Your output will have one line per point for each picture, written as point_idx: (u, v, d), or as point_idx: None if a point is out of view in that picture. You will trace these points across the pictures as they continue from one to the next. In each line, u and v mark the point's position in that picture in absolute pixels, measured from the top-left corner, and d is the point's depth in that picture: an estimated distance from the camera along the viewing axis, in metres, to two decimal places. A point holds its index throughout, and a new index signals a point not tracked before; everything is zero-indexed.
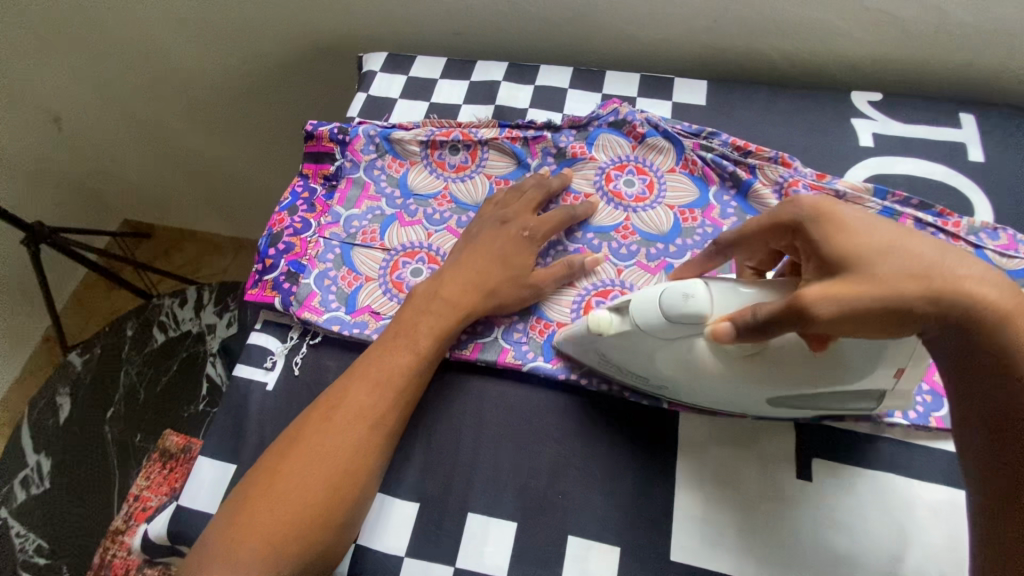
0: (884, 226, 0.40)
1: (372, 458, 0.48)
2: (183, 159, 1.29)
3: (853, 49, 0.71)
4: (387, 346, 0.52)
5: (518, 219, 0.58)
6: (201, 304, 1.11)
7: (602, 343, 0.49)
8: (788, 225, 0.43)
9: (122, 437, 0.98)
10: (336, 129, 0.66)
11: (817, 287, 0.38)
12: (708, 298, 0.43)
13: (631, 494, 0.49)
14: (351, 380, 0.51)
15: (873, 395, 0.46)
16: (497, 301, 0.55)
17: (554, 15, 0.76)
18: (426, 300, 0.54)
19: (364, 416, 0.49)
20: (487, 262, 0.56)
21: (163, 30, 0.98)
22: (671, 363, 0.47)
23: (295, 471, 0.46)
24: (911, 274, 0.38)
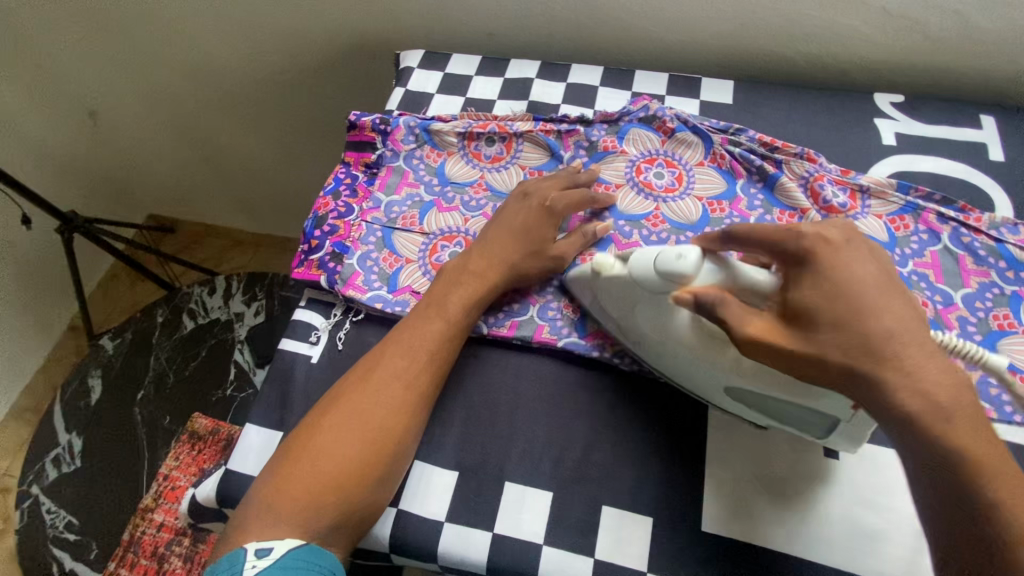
0: (858, 291, 0.41)
1: (410, 416, 0.51)
2: (211, 154, 1.33)
3: (873, 52, 0.73)
4: (421, 314, 0.55)
5: (541, 195, 0.60)
6: (230, 292, 1.12)
7: (597, 286, 0.53)
8: (780, 254, 0.43)
9: (151, 419, 1.01)
10: (378, 119, 0.69)
11: (758, 324, 0.42)
12: (696, 264, 0.44)
13: (662, 468, 0.51)
14: (385, 346, 0.53)
15: (827, 425, 0.46)
16: (517, 275, 0.57)
17: (584, 17, 0.79)
18: (458, 272, 0.57)
19: (399, 378, 0.51)
20: (510, 239, 0.58)
21: (203, 26, 1.01)
22: (651, 323, 0.49)
23: (334, 427, 0.49)
24: (849, 348, 0.40)
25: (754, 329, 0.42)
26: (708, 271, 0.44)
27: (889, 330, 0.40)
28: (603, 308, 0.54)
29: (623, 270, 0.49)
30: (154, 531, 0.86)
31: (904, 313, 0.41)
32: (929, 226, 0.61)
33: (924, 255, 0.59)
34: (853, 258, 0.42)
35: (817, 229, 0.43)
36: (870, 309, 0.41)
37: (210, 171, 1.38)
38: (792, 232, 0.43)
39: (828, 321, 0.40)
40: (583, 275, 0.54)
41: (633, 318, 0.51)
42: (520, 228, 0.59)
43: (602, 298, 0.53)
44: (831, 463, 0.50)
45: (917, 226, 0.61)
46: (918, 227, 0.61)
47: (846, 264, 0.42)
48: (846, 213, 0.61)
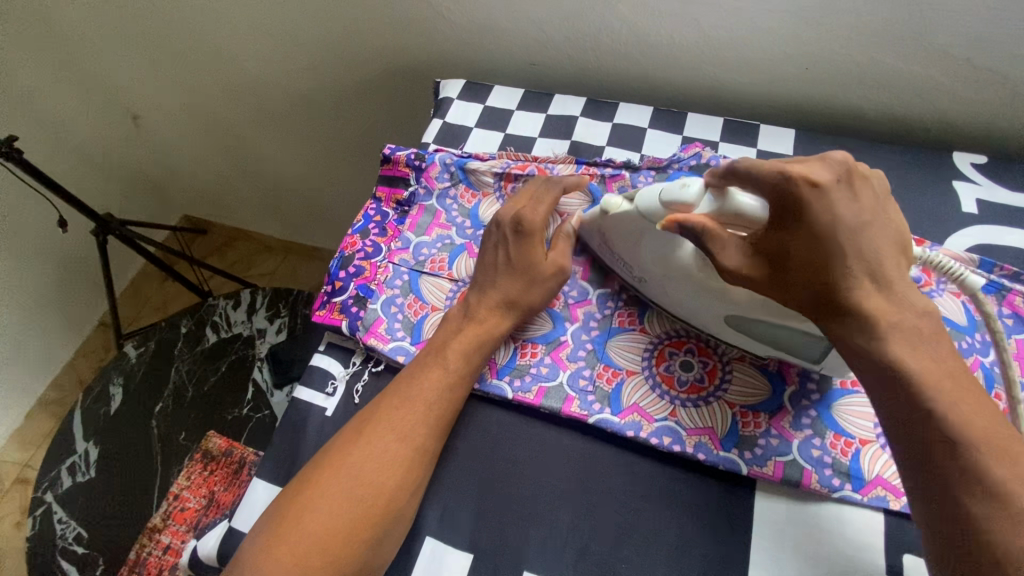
0: (833, 240, 0.42)
1: (407, 475, 0.47)
2: (247, 163, 1.32)
3: (954, 107, 0.67)
4: (419, 362, 0.52)
5: (511, 218, 0.56)
6: (254, 307, 1.10)
7: (605, 225, 0.56)
8: (768, 199, 0.44)
9: (166, 432, 1.00)
10: (413, 154, 0.66)
11: (740, 261, 0.45)
12: (694, 198, 0.48)
13: (700, 571, 0.46)
14: (383, 397, 0.51)
15: (819, 348, 0.48)
16: (518, 311, 0.55)
17: (634, 52, 0.75)
18: (458, 319, 0.55)
19: (394, 431, 0.48)
20: (502, 278, 0.55)
21: (245, 38, 1.00)
22: (657, 253, 0.53)
23: (323, 484, 0.46)
24: (813, 282, 0.43)
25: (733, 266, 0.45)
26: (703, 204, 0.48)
27: (852, 268, 0.42)
28: (610, 250, 0.57)
29: (631, 207, 0.53)
30: (160, 553, 0.85)
31: (878, 255, 0.43)
32: (1015, 310, 0.54)
33: (1009, 343, 0.53)
34: (846, 200, 0.43)
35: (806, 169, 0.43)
36: (841, 253, 0.42)
37: (244, 179, 1.38)
38: (778, 178, 0.43)
39: (799, 261, 0.43)
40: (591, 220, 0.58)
41: (636, 253, 0.54)
42: (504, 264, 0.55)
43: (609, 237, 0.56)
44: None
45: (1001, 308, 0.54)
46: (1002, 310, 0.54)
47: (836, 205, 0.42)
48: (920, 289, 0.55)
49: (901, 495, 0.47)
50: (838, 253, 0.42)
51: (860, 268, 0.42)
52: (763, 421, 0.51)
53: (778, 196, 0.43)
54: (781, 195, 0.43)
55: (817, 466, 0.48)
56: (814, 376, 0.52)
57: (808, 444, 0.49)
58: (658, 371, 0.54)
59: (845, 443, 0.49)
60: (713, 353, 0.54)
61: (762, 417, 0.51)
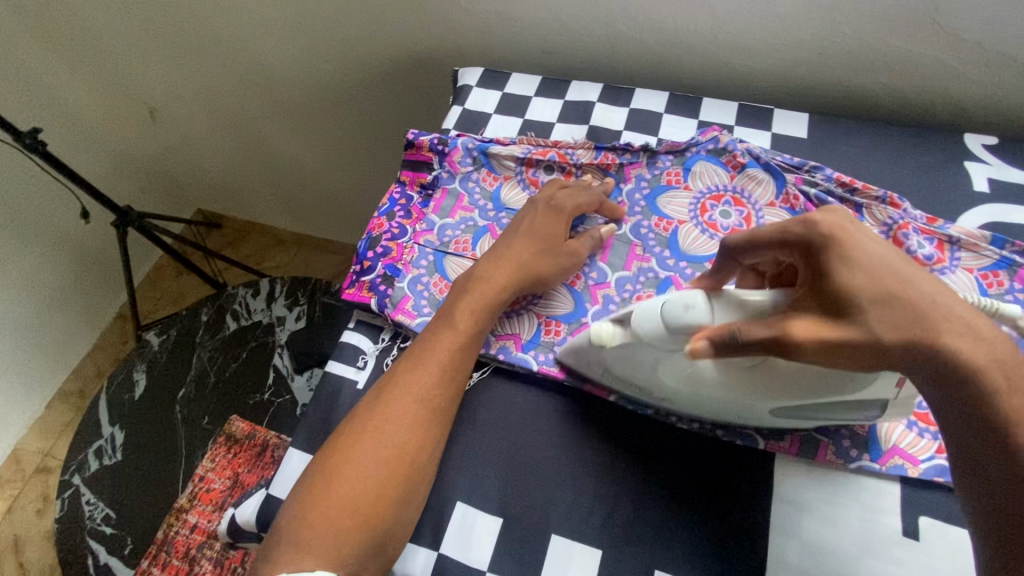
0: (890, 266, 0.40)
1: (426, 434, 0.50)
2: (262, 156, 1.34)
3: (965, 89, 0.68)
4: (431, 328, 0.54)
5: (546, 196, 0.61)
6: (273, 296, 1.12)
7: (604, 355, 0.50)
8: (793, 248, 0.43)
9: (190, 417, 1.03)
10: (436, 139, 0.68)
11: (805, 325, 0.39)
12: (708, 311, 0.43)
13: (722, 534, 0.48)
14: (400, 362, 0.53)
15: (876, 404, 0.46)
16: (527, 275, 0.56)
17: (650, 39, 0.76)
18: (465, 283, 0.56)
19: (410, 393, 0.50)
20: (520, 241, 0.58)
21: (264, 31, 1.02)
22: (674, 375, 0.47)
23: (347, 446, 0.48)
24: (901, 324, 0.38)
25: (802, 334, 0.39)
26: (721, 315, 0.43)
27: (925, 290, 0.40)
28: (616, 372, 0.51)
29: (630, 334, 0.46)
30: (187, 532, 0.86)
31: (935, 282, 0.41)
32: None
33: None
34: (869, 239, 0.41)
35: (827, 216, 0.42)
36: (905, 278, 0.40)
37: (259, 172, 1.40)
38: (788, 227, 0.43)
39: (869, 299, 0.39)
40: (580, 347, 0.51)
41: (654, 368, 0.48)
42: (525, 229, 0.59)
43: (611, 364, 0.50)
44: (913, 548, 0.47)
45: (1012, 283, 0.56)
46: (1013, 284, 0.56)
47: (865, 242, 0.41)
48: (932, 266, 0.57)
49: (917, 462, 0.49)
50: (900, 280, 0.40)
51: (930, 289, 0.40)
52: None
53: (801, 244, 0.42)
54: (803, 241, 0.42)
55: (834, 439, 0.50)
56: None
57: None
58: None
59: None
60: None
61: None
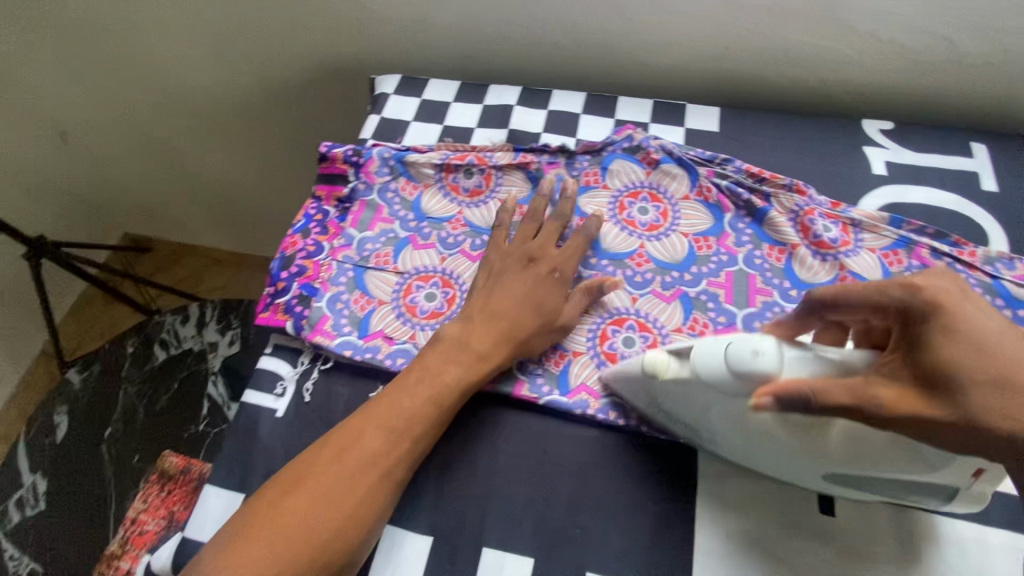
0: (999, 346, 0.38)
1: (381, 506, 0.47)
2: (187, 175, 1.28)
3: (861, 77, 0.72)
4: (408, 389, 0.51)
5: (539, 255, 0.58)
6: (204, 321, 1.09)
7: (655, 386, 0.47)
8: (896, 311, 0.40)
9: (119, 456, 0.96)
10: (350, 151, 0.66)
11: (888, 391, 0.38)
12: (778, 360, 0.40)
13: (651, 529, 0.48)
14: (365, 421, 0.49)
15: (945, 492, 0.44)
16: (519, 348, 0.53)
17: (564, 40, 0.76)
18: (455, 347, 0.53)
19: (376, 463, 0.47)
20: (518, 306, 0.54)
21: (174, 45, 0.97)
22: (726, 420, 0.45)
23: (290, 509, 0.45)
24: (1005, 409, 0.37)
25: (887, 404, 0.38)
26: (794, 362, 0.40)
27: None
28: (663, 407, 0.48)
29: (687, 370, 0.44)
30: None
31: None
32: (923, 260, 0.58)
33: None
34: (977, 311, 0.40)
35: (930, 283, 0.41)
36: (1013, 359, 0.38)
37: (186, 192, 1.33)
38: (899, 289, 0.40)
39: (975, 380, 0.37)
40: (631, 373, 0.48)
41: (703, 412, 0.45)
42: (525, 296, 0.55)
43: (660, 398, 0.48)
44: (828, 521, 0.48)
45: (910, 261, 0.58)
46: (912, 262, 0.58)
47: (974, 317, 0.39)
48: (838, 249, 0.59)
49: None
50: (1012, 363, 0.38)
51: None
52: None
53: (905, 309, 0.40)
54: (906, 306, 0.40)
55: None
56: None
57: None
58: (602, 349, 0.56)
59: None
60: (652, 327, 0.56)
61: None
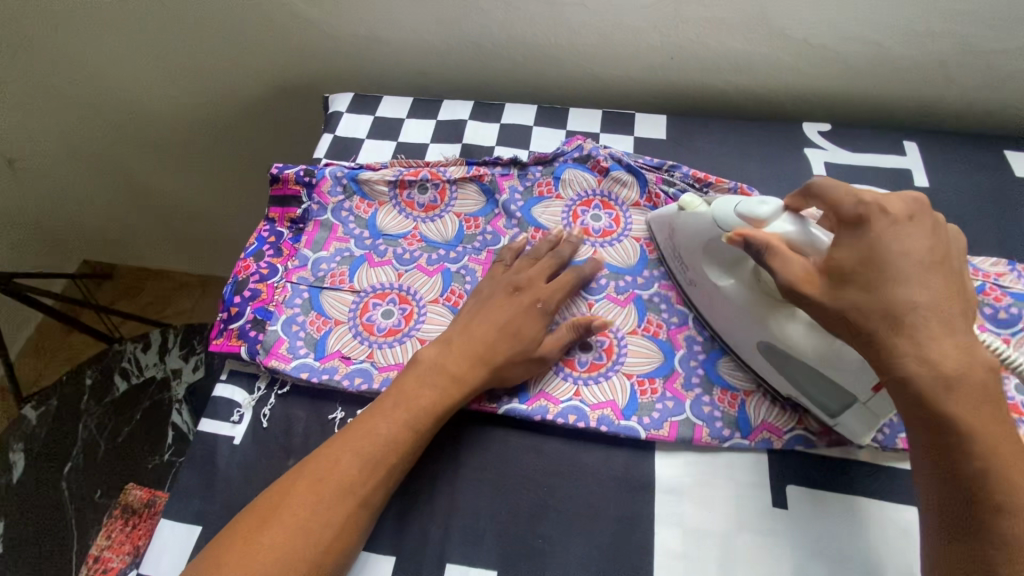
0: (901, 264, 0.40)
1: (356, 534, 0.46)
2: (145, 200, 1.25)
3: (800, 82, 0.75)
4: (386, 416, 0.49)
5: (519, 281, 0.57)
6: (166, 348, 1.10)
7: (678, 222, 0.56)
8: (845, 215, 0.43)
9: (81, 493, 0.93)
10: (302, 171, 0.66)
11: (801, 270, 0.43)
12: (773, 215, 0.47)
13: (611, 534, 0.49)
14: (341, 449, 0.47)
15: (845, 401, 0.48)
16: (495, 374, 0.53)
17: (515, 54, 0.78)
18: (431, 371, 0.52)
19: (353, 493, 0.46)
20: (495, 329, 0.54)
21: (123, 69, 0.95)
22: (713, 258, 0.53)
23: (263, 541, 0.43)
24: (870, 317, 0.40)
25: (794, 278, 0.43)
26: (782, 220, 0.46)
27: (918, 299, 0.39)
28: (675, 245, 0.57)
29: (705, 211, 0.52)
30: None
31: (942, 299, 0.39)
32: None
33: None
34: (900, 235, 0.41)
35: (878, 198, 0.43)
36: (905, 280, 0.39)
37: (144, 216, 1.30)
38: (853, 201, 0.43)
39: (855, 286, 0.41)
40: (667, 212, 0.58)
41: (702, 261, 0.54)
42: (507, 319, 0.54)
43: (677, 234, 0.56)
44: (781, 515, 0.49)
45: None
46: None
47: (878, 237, 0.41)
48: None
49: (782, 435, 0.52)
50: (902, 281, 0.40)
51: (928, 301, 0.39)
52: (659, 386, 0.54)
53: (849, 213, 0.43)
54: (851, 211, 0.43)
55: (708, 420, 0.53)
56: (698, 339, 0.57)
57: (699, 401, 0.54)
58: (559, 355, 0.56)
59: (731, 397, 0.54)
60: (608, 331, 0.57)
61: (658, 382, 0.55)
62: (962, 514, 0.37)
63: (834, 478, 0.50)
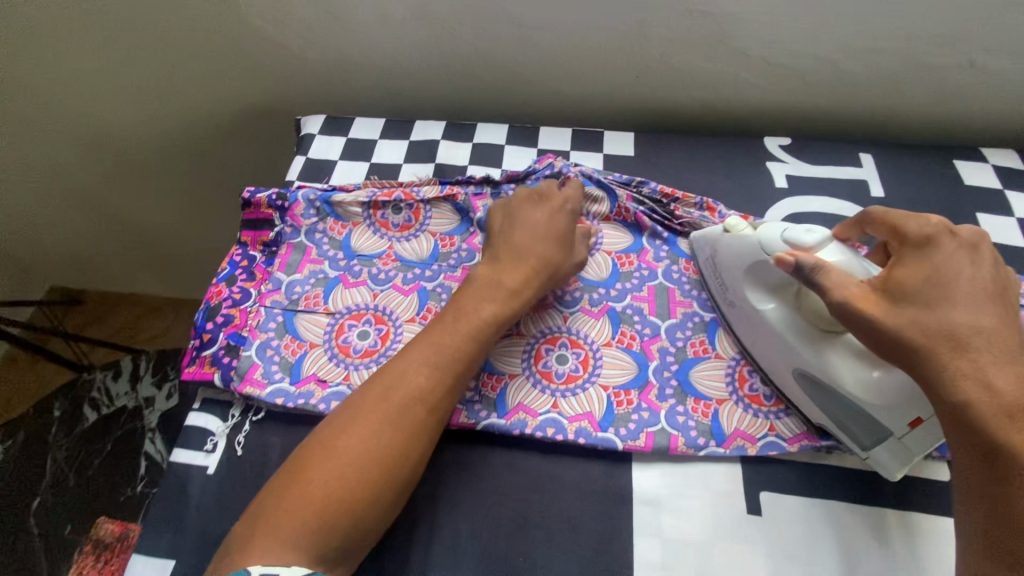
0: (961, 288, 0.43)
1: (425, 440, 0.48)
2: (114, 225, 1.23)
3: (759, 97, 0.78)
4: (446, 330, 0.52)
5: (552, 194, 0.60)
6: (138, 375, 1.12)
7: (722, 244, 0.57)
8: (912, 237, 0.47)
9: (48, 530, 0.88)
10: (274, 195, 0.66)
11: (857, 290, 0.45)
12: (823, 242, 0.48)
13: (592, 549, 0.49)
14: (407, 360, 0.50)
15: (878, 434, 0.48)
16: (547, 278, 0.56)
17: (486, 75, 0.80)
18: (488, 287, 0.55)
19: (421, 400, 0.48)
20: (540, 239, 0.56)
21: (89, 94, 0.94)
22: (752, 282, 0.54)
23: (336, 455, 0.45)
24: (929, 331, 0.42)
25: (852, 293, 0.44)
26: (830, 251, 0.48)
27: (981, 323, 0.42)
28: (717, 266, 0.58)
29: (752, 234, 0.53)
30: None
31: (1000, 328, 0.42)
32: None
33: None
34: (965, 261, 0.44)
35: (946, 225, 0.46)
36: (966, 304, 0.42)
37: (113, 241, 1.27)
38: (922, 227, 0.47)
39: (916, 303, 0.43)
40: (712, 234, 0.59)
41: (743, 282, 0.54)
42: (545, 228, 0.57)
43: (721, 257, 0.57)
44: (756, 521, 0.50)
45: None
46: None
47: (943, 261, 0.44)
48: None
49: (755, 441, 0.53)
50: (961, 305, 0.42)
51: (985, 325, 0.42)
52: (634, 398, 0.55)
53: (916, 234, 0.46)
54: (919, 232, 0.46)
55: (683, 430, 0.53)
56: (671, 350, 0.58)
57: (673, 411, 0.54)
58: (537, 369, 0.57)
59: (704, 406, 0.55)
60: (584, 343, 0.58)
61: (633, 394, 0.55)
62: (996, 533, 0.38)
63: (803, 482, 0.52)
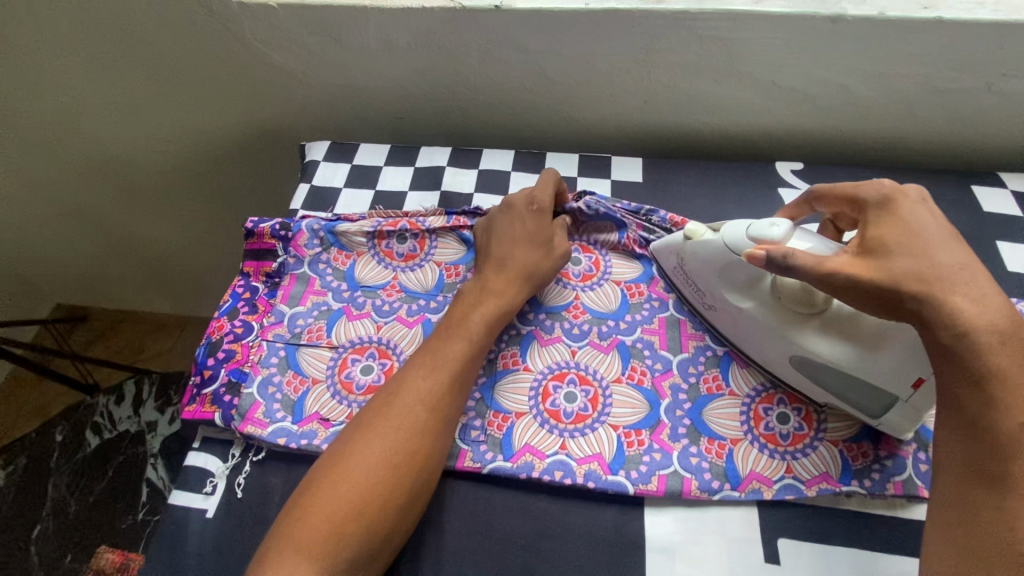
0: (929, 233, 0.44)
1: (435, 439, 0.48)
2: (119, 246, 1.23)
3: (771, 121, 0.76)
4: (442, 336, 0.53)
5: (525, 199, 0.61)
6: (140, 401, 1.10)
7: (686, 249, 0.56)
8: (868, 200, 0.48)
9: (48, 560, 0.93)
10: (278, 225, 0.65)
11: (841, 259, 0.45)
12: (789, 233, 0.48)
13: None
14: (406, 370, 0.51)
15: (885, 402, 0.49)
16: (533, 280, 0.57)
17: (493, 99, 0.79)
18: (477, 292, 0.56)
19: (422, 400, 0.49)
20: (518, 245, 0.58)
21: (97, 118, 0.95)
22: (728, 284, 0.54)
23: (346, 464, 0.46)
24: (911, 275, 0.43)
25: (834, 264, 0.45)
26: (799, 238, 0.48)
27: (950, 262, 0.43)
28: (687, 273, 0.58)
29: (715, 236, 0.53)
30: None
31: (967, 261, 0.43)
32: None
33: None
34: (922, 211, 0.46)
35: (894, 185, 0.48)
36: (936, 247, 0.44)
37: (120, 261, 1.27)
38: (873, 188, 0.48)
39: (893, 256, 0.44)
40: (671, 243, 0.58)
41: (718, 285, 0.55)
42: (523, 234, 0.59)
43: (688, 264, 0.57)
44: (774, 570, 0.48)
45: None
46: None
47: (904, 214, 0.46)
48: None
49: (771, 485, 0.51)
50: (932, 248, 0.44)
51: (955, 262, 0.43)
52: (646, 438, 0.53)
53: (868, 197, 0.48)
54: (871, 195, 0.48)
55: (697, 472, 0.52)
56: (683, 387, 0.56)
57: (686, 452, 0.53)
58: (544, 407, 0.55)
59: (718, 446, 0.53)
60: (593, 379, 0.57)
61: (644, 434, 0.54)
62: (988, 461, 0.39)
63: (823, 529, 0.50)
